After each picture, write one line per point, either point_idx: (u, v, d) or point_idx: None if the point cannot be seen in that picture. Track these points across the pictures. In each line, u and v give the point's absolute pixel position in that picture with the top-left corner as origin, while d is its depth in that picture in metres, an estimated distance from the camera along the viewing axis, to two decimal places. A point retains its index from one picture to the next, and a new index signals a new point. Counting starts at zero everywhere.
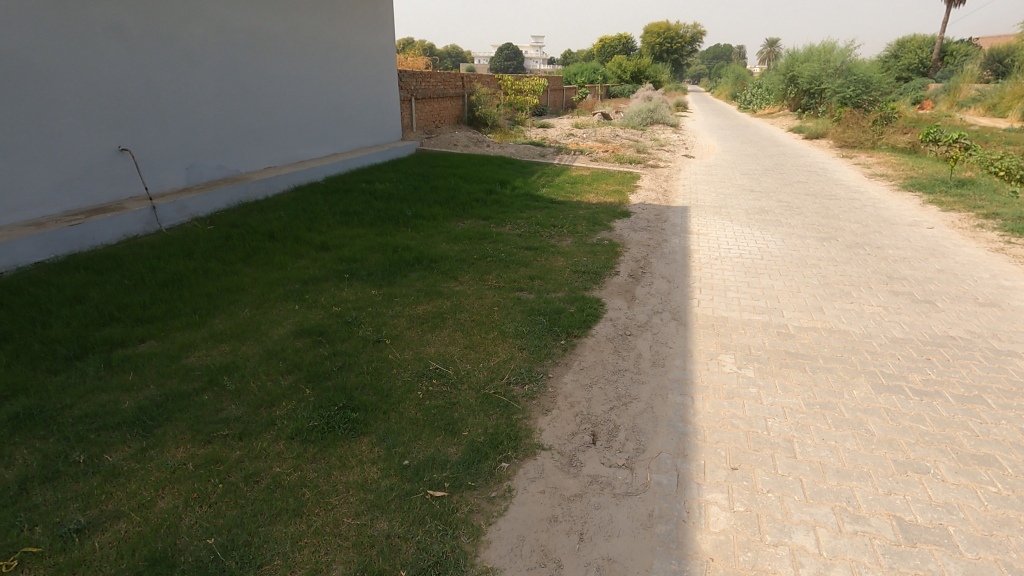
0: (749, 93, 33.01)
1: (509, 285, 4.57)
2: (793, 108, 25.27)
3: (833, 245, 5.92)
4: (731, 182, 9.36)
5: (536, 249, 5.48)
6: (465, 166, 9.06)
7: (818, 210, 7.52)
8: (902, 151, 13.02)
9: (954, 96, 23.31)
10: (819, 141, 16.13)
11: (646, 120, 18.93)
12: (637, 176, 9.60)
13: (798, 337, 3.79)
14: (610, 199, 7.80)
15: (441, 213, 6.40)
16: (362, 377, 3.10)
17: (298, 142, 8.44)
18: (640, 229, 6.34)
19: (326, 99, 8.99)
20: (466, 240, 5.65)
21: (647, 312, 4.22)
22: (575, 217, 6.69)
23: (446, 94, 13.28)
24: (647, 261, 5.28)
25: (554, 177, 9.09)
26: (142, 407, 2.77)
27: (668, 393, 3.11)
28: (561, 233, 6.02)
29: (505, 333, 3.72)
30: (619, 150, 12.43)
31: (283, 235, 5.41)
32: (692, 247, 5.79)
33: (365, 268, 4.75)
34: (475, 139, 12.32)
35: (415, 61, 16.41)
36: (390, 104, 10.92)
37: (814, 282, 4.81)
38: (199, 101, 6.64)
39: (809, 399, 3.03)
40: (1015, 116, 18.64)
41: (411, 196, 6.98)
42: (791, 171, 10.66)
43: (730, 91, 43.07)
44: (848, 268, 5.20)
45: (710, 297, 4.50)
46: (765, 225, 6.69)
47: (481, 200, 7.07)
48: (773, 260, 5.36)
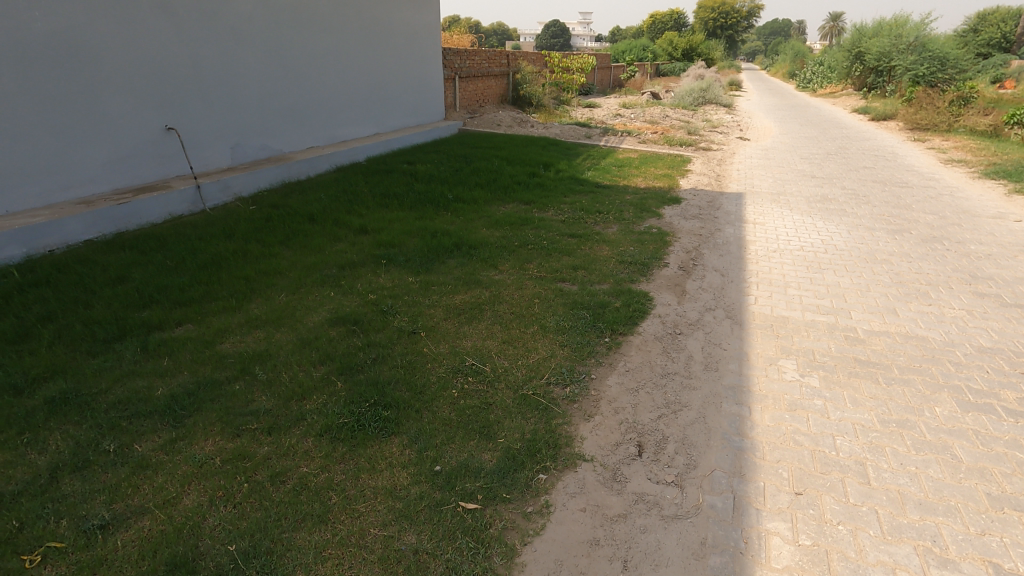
0: (809, 71, 31.16)
1: (551, 275, 4.36)
2: (858, 88, 23.71)
3: (907, 238, 5.42)
4: (790, 167, 8.79)
5: (580, 236, 5.24)
6: (508, 148, 8.82)
7: (888, 199, 6.94)
8: (982, 136, 12.00)
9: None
10: (886, 123, 15.05)
11: (697, 100, 18.10)
12: (688, 159, 9.14)
13: (869, 342, 3.44)
14: (658, 184, 7.43)
15: (482, 196, 6.21)
16: (396, 372, 2.98)
17: (341, 121, 8.38)
18: (691, 217, 5.99)
19: (370, 78, 8.88)
20: (508, 225, 5.46)
21: (698, 308, 3.94)
22: (622, 203, 6.38)
23: (491, 73, 12.99)
24: (698, 252, 4.96)
25: (600, 159, 8.75)
26: (175, 395, 2.72)
27: (722, 402, 2.86)
28: (607, 220, 5.74)
29: (546, 328, 3.52)
30: (669, 132, 11.90)
31: (323, 218, 5.34)
32: (747, 237, 5.41)
33: (403, 254, 4.63)
34: (519, 118, 12.02)
35: (461, 39, 16.13)
36: (434, 83, 10.73)
37: (885, 280, 4.40)
38: (244, 80, 6.63)
39: (884, 415, 2.73)
40: None
41: (452, 179, 6.81)
42: (856, 156, 9.94)
43: (788, 69, 40.83)
44: (924, 264, 4.74)
45: (769, 294, 4.16)
46: (829, 214, 6.21)
47: (524, 183, 6.84)
48: (838, 254, 4.95)
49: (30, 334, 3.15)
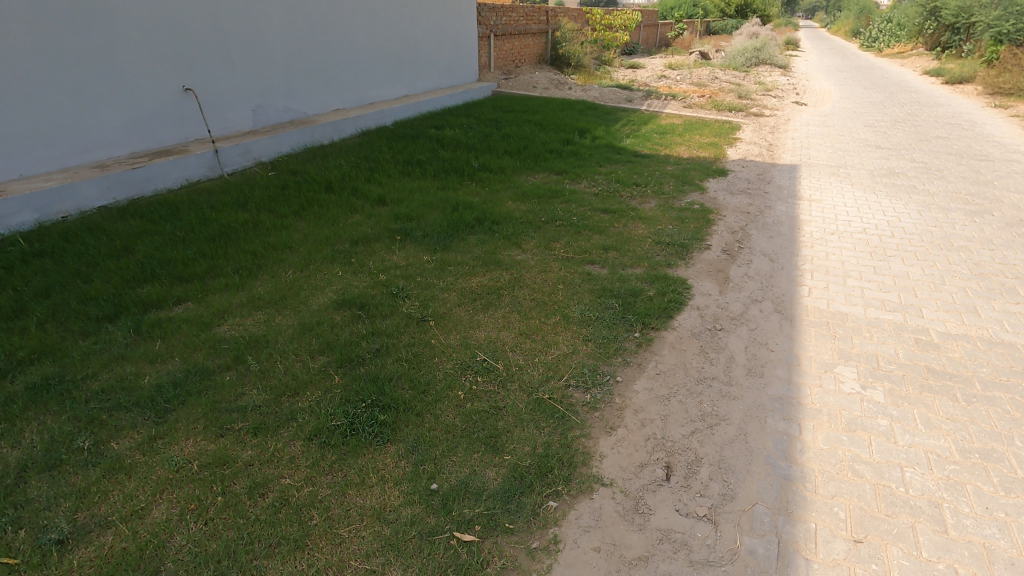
0: (874, 29, 28.74)
1: (579, 256, 3.98)
2: (930, 47, 21.72)
3: (988, 221, 4.78)
4: (851, 136, 7.99)
5: (614, 213, 4.81)
6: (542, 111, 8.31)
7: (965, 174, 6.19)
8: None
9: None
10: (962, 86, 13.68)
11: (749, 61, 16.87)
12: (737, 126, 8.43)
13: (944, 348, 2.97)
14: (703, 153, 6.86)
15: (511, 165, 5.81)
16: (399, 366, 2.71)
17: (369, 82, 8.01)
18: (738, 192, 5.45)
19: (400, 35, 8.42)
20: (536, 198, 5.06)
21: (743, 299, 3.51)
22: (662, 175, 5.89)
23: (528, 30, 12.30)
24: (745, 233, 4.48)
25: (641, 125, 8.15)
26: (162, 384, 2.53)
27: (767, 416, 2.48)
28: (644, 194, 5.27)
29: (569, 318, 3.19)
30: (718, 95, 11.06)
31: (341, 187, 5.06)
32: (801, 216, 4.86)
33: (421, 228, 4.32)
34: (557, 80, 11.37)
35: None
36: (468, 41, 10.18)
37: (963, 271, 3.84)
38: (267, 38, 6.31)
39: (963, 443, 2.31)
40: None
41: (480, 145, 6.42)
42: (927, 124, 8.99)
43: (852, 27, 37.88)
44: (1010, 253, 4.14)
45: (825, 284, 3.68)
46: (896, 191, 5.55)
47: (557, 151, 6.39)
48: (906, 238, 4.37)
49: (25, 310, 3.01)
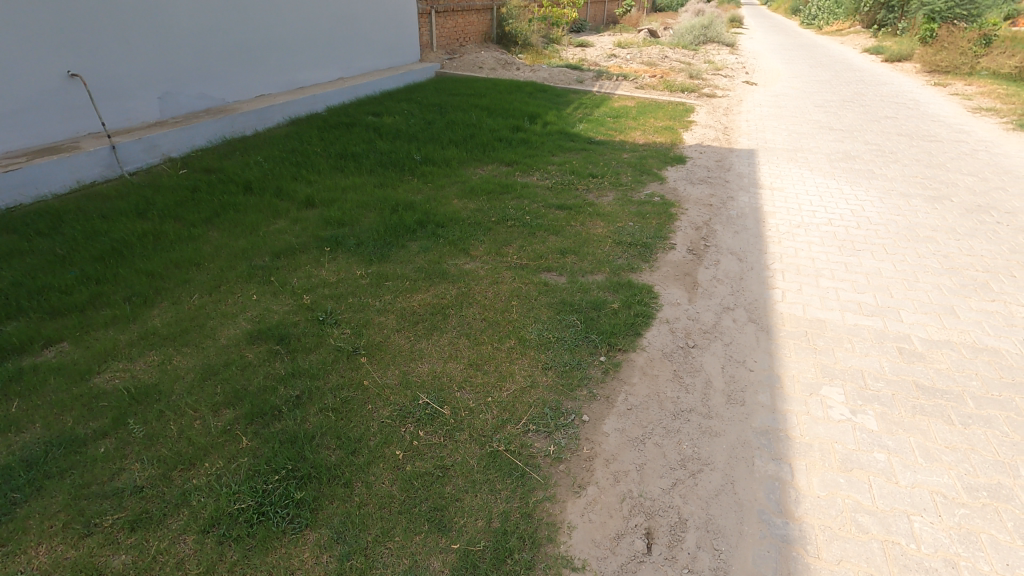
0: (813, 7, 29.37)
1: (534, 263, 3.59)
2: (867, 25, 22.25)
3: (949, 207, 4.68)
4: (804, 117, 7.88)
5: (570, 210, 4.44)
6: (490, 95, 7.80)
7: (918, 156, 6.15)
8: (1006, 79, 11.13)
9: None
10: (901, 64, 13.98)
11: (698, 39, 16.72)
12: (691, 108, 8.18)
13: (930, 358, 2.75)
14: (659, 138, 6.56)
15: (456, 157, 5.32)
16: (324, 419, 2.24)
17: (298, 64, 7.27)
18: (698, 181, 5.17)
19: (330, 12, 7.68)
20: (485, 195, 4.63)
21: (715, 308, 3.21)
22: (618, 164, 5.55)
23: (472, 7, 11.65)
24: (709, 229, 4.18)
25: (593, 108, 7.78)
26: (12, 465, 1.98)
27: (754, 457, 2.17)
28: (601, 187, 4.91)
29: (525, 341, 2.79)
30: (669, 75, 10.80)
31: (263, 187, 4.46)
32: (765, 207, 4.62)
33: (355, 234, 3.81)
34: (504, 59, 10.82)
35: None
36: (407, 18, 9.49)
37: (935, 265, 3.67)
38: (172, 14, 5.52)
39: (968, 479, 2.07)
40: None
41: (423, 134, 5.89)
42: (875, 103, 9.02)
43: (790, 6, 38.77)
44: (976, 243, 4.02)
45: (798, 286, 3.43)
46: (855, 177, 5.41)
47: (506, 140, 5.93)
48: (873, 230, 4.19)
49: None
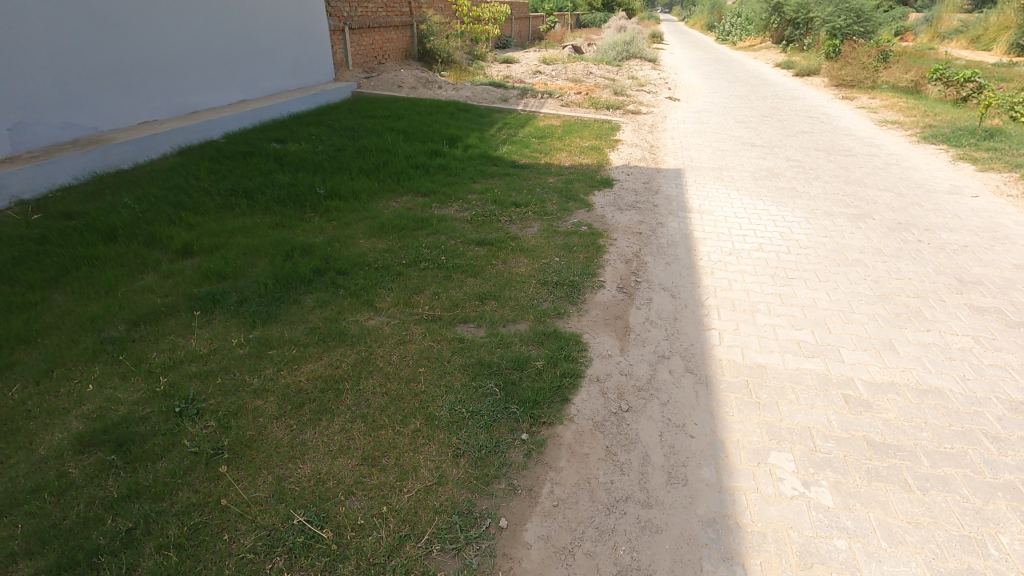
0: (726, 23, 30.83)
1: (449, 313, 3.16)
2: (776, 41, 23.54)
3: (872, 226, 4.67)
4: (727, 134, 7.94)
5: (492, 246, 4.06)
6: (408, 116, 7.35)
7: (837, 172, 6.23)
8: (905, 92, 11.85)
9: (937, 27, 22.90)
10: (810, 78, 14.69)
11: (621, 54, 16.98)
12: (617, 126, 8.06)
13: (877, 407, 2.54)
14: (585, 159, 6.35)
15: (366, 189, 4.84)
16: (161, 563, 1.72)
17: (188, 87, 6.57)
18: (626, 206, 4.93)
19: (224, 29, 7.02)
20: (397, 233, 4.17)
21: (649, 357, 2.90)
22: (543, 189, 5.25)
23: (390, 23, 11.22)
24: (640, 261, 3.92)
25: (518, 128, 7.51)
26: None
27: (702, 560, 1.83)
28: (525, 217, 4.57)
29: (434, 419, 2.36)
30: (594, 92, 10.75)
31: (131, 234, 3.82)
32: (695, 234, 4.43)
33: (237, 290, 3.26)
34: (425, 78, 10.41)
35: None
36: (317, 35, 8.92)
37: (867, 292, 3.56)
38: (24, 33, 4.76)
39: (937, 566, 1.81)
40: (998, 49, 18.61)
41: (331, 162, 5.36)
42: (791, 118, 9.28)
43: (705, 23, 40.66)
44: (902, 265, 3.97)
45: (735, 325, 3.19)
46: (781, 196, 5.37)
47: (423, 167, 5.50)
48: (803, 255, 4.08)
49: None
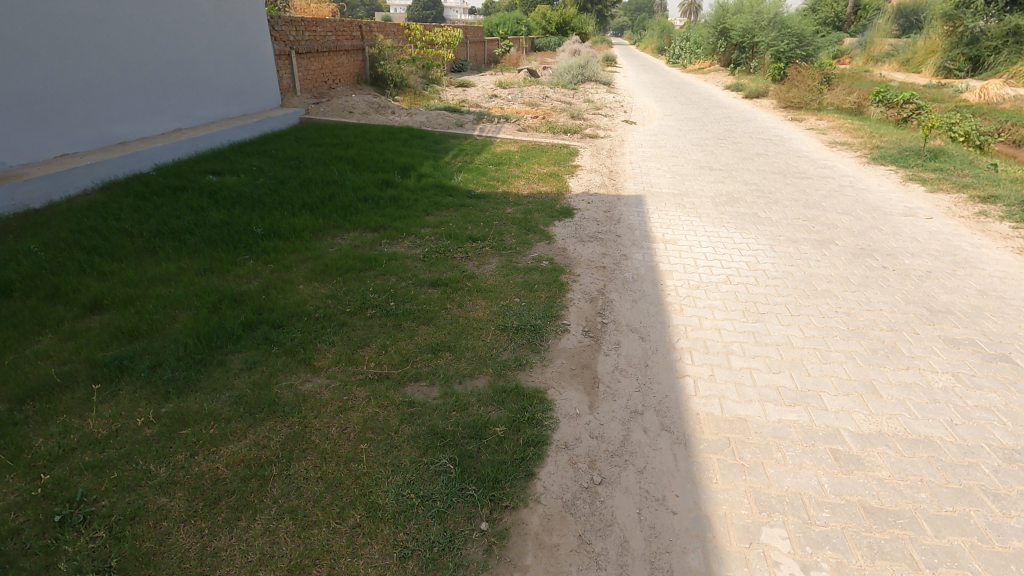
0: (676, 47, 31.78)
1: (398, 370, 2.82)
2: (724, 64, 24.32)
3: (836, 253, 4.59)
4: (684, 157, 7.92)
5: (446, 287, 3.75)
6: (358, 144, 7.02)
7: (795, 196, 6.22)
8: (849, 113, 12.25)
9: (870, 50, 24.11)
10: (759, 100, 15.10)
11: (576, 78, 17.11)
12: (575, 151, 7.94)
13: (868, 464, 2.32)
14: (544, 187, 6.15)
15: (309, 226, 4.47)
16: None
17: (112, 116, 6.09)
18: (588, 238, 4.71)
19: (155, 55, 6.57)
20: (342, 275, 3.81)
21: (621, 414, 2.63)
22: (501, 221, 5.00)
23: (339, 47, 10.92)
24: (605, 299, 3.68)
25: (474, 155, 7.27)
26: None
27: None
28: (482, 253, 4.29)
29: (378, 510, 2.00)
30: (550, 116, 10.66)
31: (30, 287, 3.34)
32: (661, 266, 4.24)
33: (152, 352, 2.83)
34: (377, 103, 10.11)
35: (320, 9, 16.24)
36: (259, 61, 8.52)
37: (841, 326, 3.42)
38: None
39: None
40: (928, 70, 19.66)
41: (271, 196, 4.97)
42: (745, 140, 9.39)
43: (656, 46, 41.89)
44: (871, 294, 3.87)
45: (710, 371, 2.97)
46: (743, 222, 5.28)
47: (373, 200, 5.17)
48: (772, 287, 3.94)
49: None
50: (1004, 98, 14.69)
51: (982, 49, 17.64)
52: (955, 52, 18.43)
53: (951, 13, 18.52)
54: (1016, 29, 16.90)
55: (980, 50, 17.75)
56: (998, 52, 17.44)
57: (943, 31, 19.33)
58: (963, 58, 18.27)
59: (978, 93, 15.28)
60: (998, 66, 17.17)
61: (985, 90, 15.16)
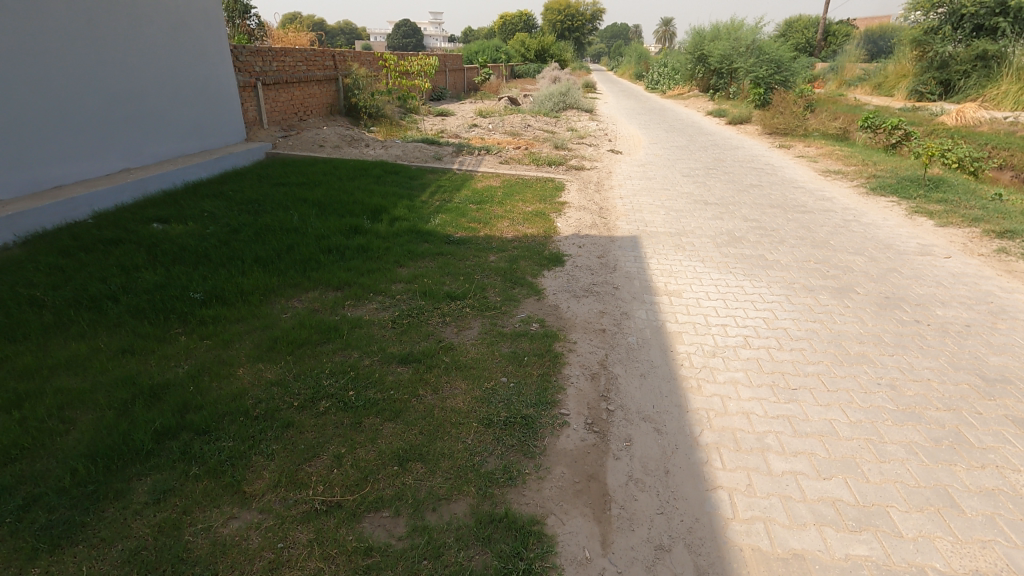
0: (654, 73, 32.03)
1: (354, 496, 2.20)
2: (704, 90, 24.44)
3: (860, 304, 4.11)
4: (676, 190, 7.49)
5: (419, 363, 3.14)
6: (326, 183, 6.45)
7: (800, 233, 5.76)
8: (835, 139, 12.03)
9: (843, 75, 24.41)
10: (743, 126, 14.92)
11: (558, 105, 16.83)
12: (561, 185, 7.46)
13: None
14: (530, 228, 5.62)
15: (260, 287, 3.84)
16: None
17: (45, 158, 5.45)
18: (583, 292, 4.15)
19: (97, 89, 5.96)
20: (294, 352, 3.19)
21: (643, 554, 2.03)
22: (483, 272, 4.43)
23: (310, 77, 10.42)
24: (608, 376, 3.10)
25: (453, 192, 6.74)
26: None
27: None
28: (462, 316, 3.71)
29: None
30: (533, 147, 10.23)
31: None
32: (668, 328, 3.69)
33: (30, 480, 2.17)
34: (350, 135, 9.57)
35: (296, 37, 15.70)
36: (220, 93, 7.95)
37: (889, 405, 2.89)
38: None
39: None
40: (901, 94, 19.83)
41: (219, 250, 4.34)
42: (736, 170, 9.02)
43: (634, 72, 42.38)
44: (912, 358, 3.37)
45: (746, 478, 2.39)
46: (751, 268, 4.78)
47: (337, 250, 4.57)
48: (799, 352, 3.42)
49: None
50: (982, 121, 14.67)
51: (952, 74, 17.84)
52: (926, 77, 18.65)
53: (921, 39, 18.76)
54: (985, 53, 17.08)
55: (950, 75, 17.92)
56: (969, 76, 17.58)
57: (914, 56, 19.57)
58: (935, 82, 18.45)
59: (954, 115, 15.29)
60: (969, 90, 17.32)
61: (962, 112, 15.16)
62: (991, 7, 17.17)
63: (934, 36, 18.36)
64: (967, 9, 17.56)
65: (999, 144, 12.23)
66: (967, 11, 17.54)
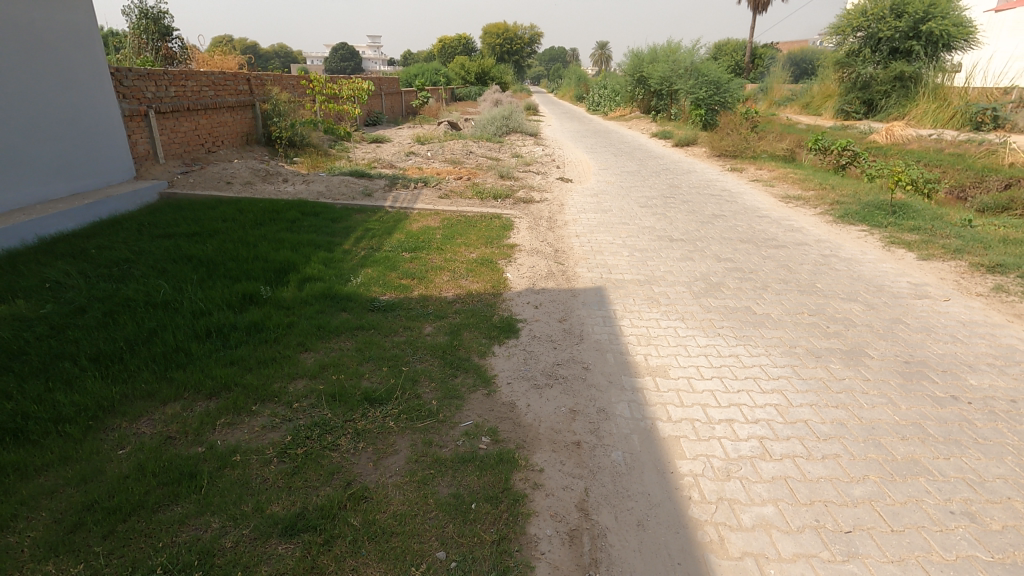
0: (595, 94, 32.11)
1: None
2: (646, 111, 24.47)
3: (882, 376, 3.36)
4: (636, 224, 6.75)
5: (314, 533, 2.09)
6: (225, 232, 5.28)
7: (781, 275, 5.08)
8: (784, 160, 11.79)
9: (772, 95, 24.96)
10: (689, 148, 14.64)
11: (501, 129, 16.11)
12: (509, 222, 6.58)
13: None
14: (475, 282, 4.67)
15: (92, 406, 2.70)
16: None
17: None
18: (546, 380, 3.21)
19: None
20: (117, 529, 2.07)
21: None
22: (416, 354, 3.42)
23: (219, 104, 9.18)
24: (593, 534, 2.15)
25: (384, 237, 5.72)
26: None
27: None
28: (383, 434, 2.68)
29: None
30: (477, 176, 9.35)
31: None
32: (661, 432, 2.79)
33: None
34: (266, 168, 8.38)
35: (223, 59, 14.20)
36: (98, 123, 6.63)
37: (981, 555, 2.08)
38: None
39: None
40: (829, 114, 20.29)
41: (45, 345, 3.14)
42: (693, 197, 8.43)
43: (575, 94, 42.59)
44: (975, 461, 2.60)
45: None
46: (742, 326, 4.00)
47: (220, 334, 3.45)
48: (836, 462, 2.58)
49: None
50: (910, 138, 14.89)
51: (875, 94, 18.31)
52: (851, 97, 19.10)
53: (844, 61, 19.25)
54: (902, 74, 17.58)
55: (873, 95, 18.43)
56: (889, 95, 18.07)
57: (836, 78, 20.12)
58: (858, 102, 18.93)
59: (884, 132, 15.52)
60: (891, 108, 17.76)
61: (891, 130, 15.40)
62: (905, 31, 17.63)
63: (856, 58, 18.89)
64: (881, 32, 18.02)
65: (933, 161, 12.34)
66: (883, 35, 17.99)
